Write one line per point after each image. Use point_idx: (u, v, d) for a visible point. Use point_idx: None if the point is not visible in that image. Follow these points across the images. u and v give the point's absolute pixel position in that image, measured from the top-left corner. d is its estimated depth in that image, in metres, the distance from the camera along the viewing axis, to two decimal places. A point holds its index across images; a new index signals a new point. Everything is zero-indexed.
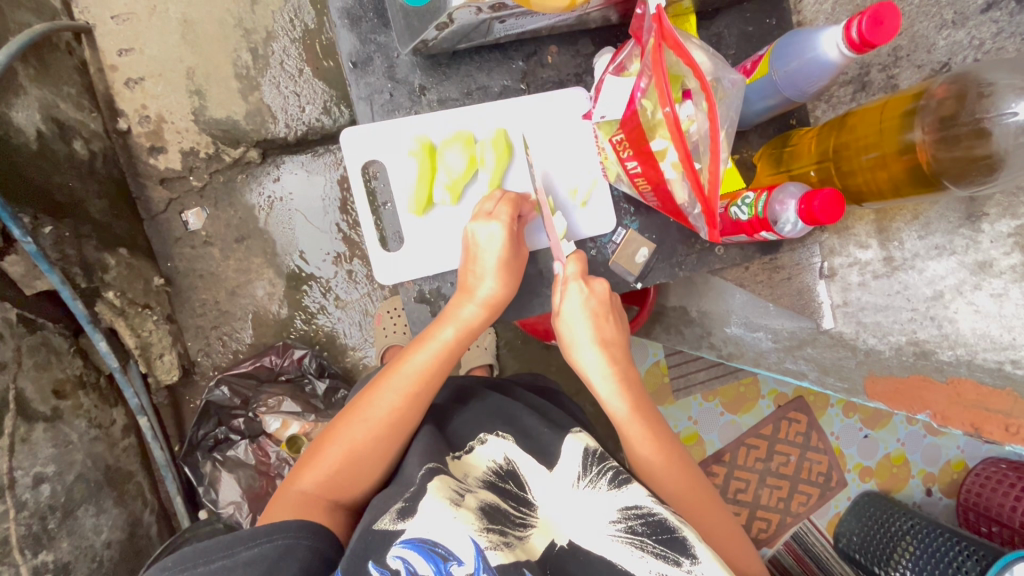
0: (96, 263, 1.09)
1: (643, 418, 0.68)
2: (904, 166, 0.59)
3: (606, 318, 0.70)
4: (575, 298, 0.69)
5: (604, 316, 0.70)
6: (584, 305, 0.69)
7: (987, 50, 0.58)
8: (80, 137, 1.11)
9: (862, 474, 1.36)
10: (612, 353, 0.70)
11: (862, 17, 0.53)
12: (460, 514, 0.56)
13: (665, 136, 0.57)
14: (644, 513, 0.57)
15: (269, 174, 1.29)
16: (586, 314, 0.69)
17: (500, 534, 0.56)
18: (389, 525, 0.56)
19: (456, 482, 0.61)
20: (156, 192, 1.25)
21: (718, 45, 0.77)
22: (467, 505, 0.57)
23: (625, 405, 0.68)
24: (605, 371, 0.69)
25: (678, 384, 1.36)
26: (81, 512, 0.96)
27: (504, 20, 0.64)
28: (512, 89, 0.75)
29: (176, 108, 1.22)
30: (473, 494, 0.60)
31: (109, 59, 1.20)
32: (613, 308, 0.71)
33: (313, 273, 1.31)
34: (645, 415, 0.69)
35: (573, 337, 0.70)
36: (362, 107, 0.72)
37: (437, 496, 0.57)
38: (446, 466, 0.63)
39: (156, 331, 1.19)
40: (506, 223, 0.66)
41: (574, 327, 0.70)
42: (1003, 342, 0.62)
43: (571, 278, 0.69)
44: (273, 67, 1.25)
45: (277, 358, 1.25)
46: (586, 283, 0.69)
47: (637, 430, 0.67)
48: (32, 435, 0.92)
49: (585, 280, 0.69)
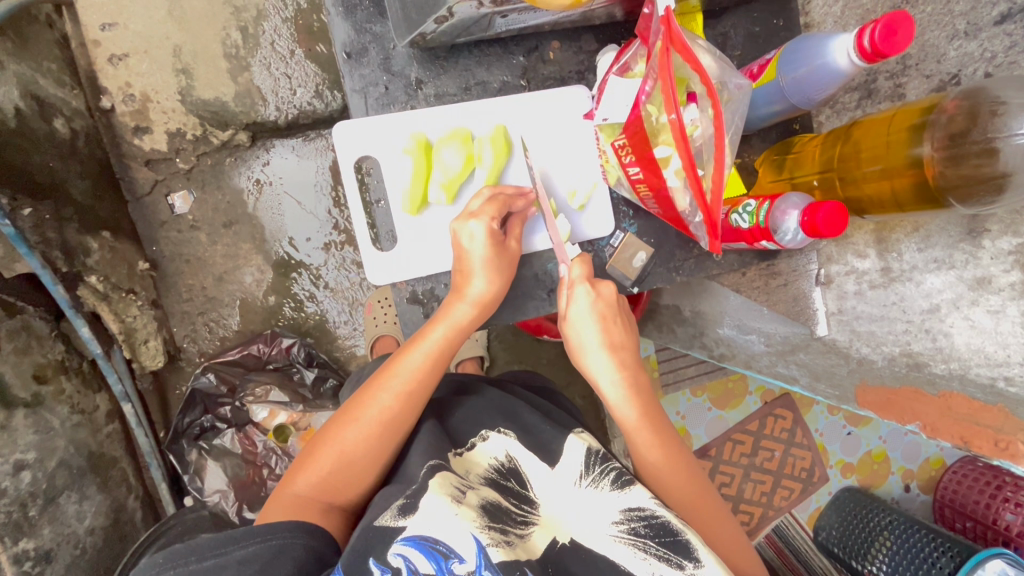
0: (78, 247, 1.05)
1: (652, 425, 0.66)
2: (910, 180, 0.57)
3: (614, 321, 0.69)
4: (582, 301, 0.68)
5: (613, 319, 0.69)
6: (592, 309, 0.67)
7: (999, 64, 0.55)
8: (62, 115, 1.07)
9: (844, 470, 1.38)
10: (621, 357, 0.68)
11: (875, 25, 0.51)
12: (461, 511, 0.55)
13: (668, 142, 0.56)
14: (646, 515, 0.56)
15: (259, 157, 1.25)
16: (594, 317, 0.67)
17: (501, 532, 0.55)
18: (390, 521, 0.55)
19: (457, 479, 0.59)
20: (141, 174, 1.21)
21: (724, 46, 0.75)
22: (469, 501, 0.57)
23: (633, 412, 0.67)
24: (614, 376, 0.68)
25: (668, 379, 1.37)
26: (63, 499, 0.94)
27: (506, 15, 0.62)
28: (512, 85, 0.72)
29: (162, 87, 1.18)
30: (474, 491, 0.59)
31: (92, 33, 1.15)
32: (619, 311, 0.69)
33: (302, 260, 1.28)
34: (654, 422, 0.67)
35: (581, 342, 0.68)
36: (356, 99, 0.69)
37: (438, 493, 0.56)
38: (448, 463, 0.62)
39: (140, 316, 1.16)
40: (488, 222, 0.65)
41: (582, 332, 0.68)
42: (998, 359, 0.62)
43: (576, 281, 0.67)
44: (263, 47, 1.20)
45: (265, 346, 1.22)
46: (593, 286, 0.67)
47: (644, 437, 0.66)
48: (13, 422, 0.90)
49: (591, 283, 0.68)
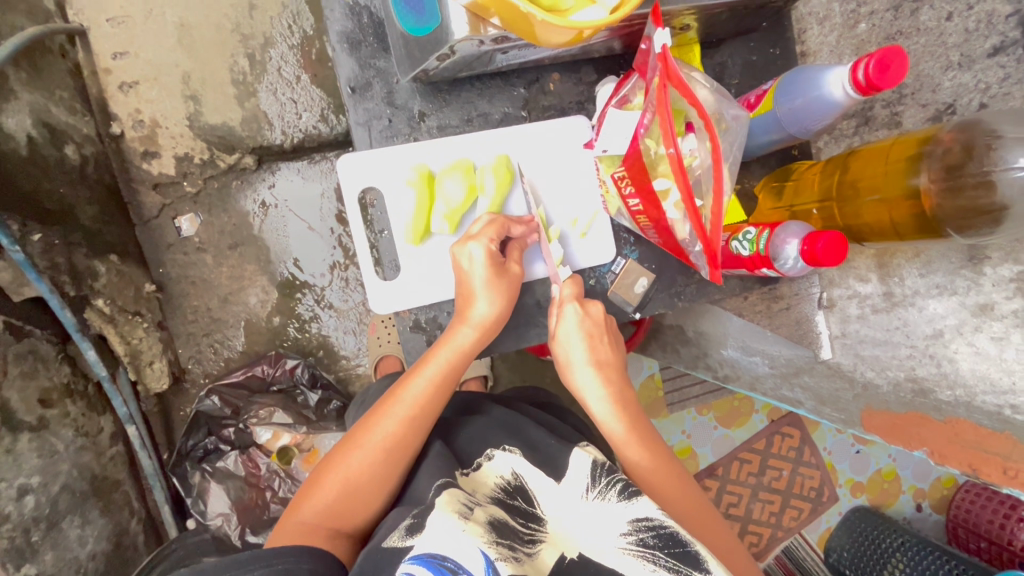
0: (86, 271, 1.06)
1: (641, 439, 0.66)
2: (909, 210, 0.58)
3: (601, 338, 0.69)
4: (570, 319, 0.68)
5: (600, 336, 0.69)
6: (579, 326, 0.68)
7: (993, 95, 0.56)
8: (72, 141, 1.09)
9: (853, 490, 1.36)
10: (609, 374, 0.69)
11: (870, 59, 0.52)
12: (469, 527, 0.53)
13: (667, 175, 0.56)
14: (655, 525, 0.54)
15: (264, 179, 1.27)
16: (582, 335, 0.68)
17: (508, 548, 0.53)
18: (398, 542, 0.55)
19: (465, 496, 0.59)
20: (149, 198, 1.23)
21: (722, 75, 0.76)
22: (476, 518, 0.55)
23: (622, 427, 0.67)
24: (601, 392, 0.68)
25: (673, 398, 1.35)
26: (66, 524, 0.94)
27: (507, 51, 0.63)
28: (513, 116, 0.74)
29: (172, 113, 1.21)
30: (482, 508, 0.58)
31: (103, 62, 1.18)
32: (608, 329, 0.70)
33: (307, 281, 1.29)
34: (643, 436, 0.67)
35: (568, 358, 0.69)
36: (360, 132, 0.71)
37: (445, 510, 0.55)
38: (456, 482, 0.62)
39: (146, 338, 1.17)
40: (487, 244, 0.65)
41: (569, 349, 0.69)
42: (1003, 386, 0.61)
43: (565, 300, 0.68)
44: (270, 73, 1.23)
45: (269, 368, 1.23)
46: (580, 305, 0.68)
47: (633, 451, 0.65)
48: (17, 446, 0.90)
49: (580, 302, 0.69)
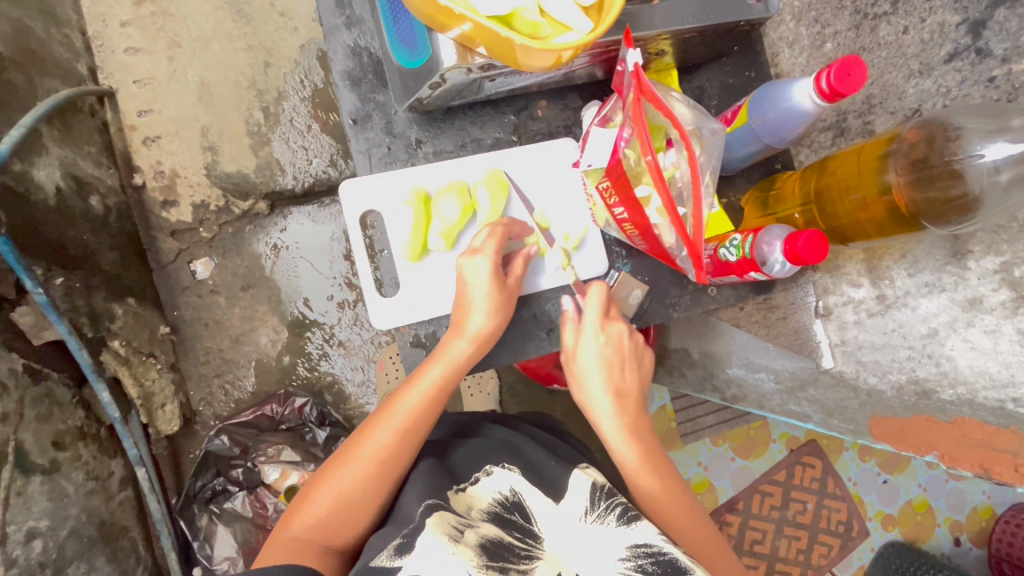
0: (104, 313, 1.11)
1: (654, 468, 0.67)
2: (885, 207, 0.60)
3: (620, 364, 0.70)
4: (591, 342, 0.69)
5: (619, 362, 0.70)
6: (600, 351, 0.69)
7: (954, 97, 0.59)
8: (97, 193, 1.16)
9: (885, 523, 1.30)
10: (624, 400, 0.69)
11: (830, 69, 0.55)
12: (459, 551, 0.53)
13: (649, 183, 0.59)
14: (654, 551, 0.54)
15: (276, 224, 1.33)
16: (601, 359, 0.69)
17: (500, 571, 0.53)
18: (386, 562, 0.54)
19: (456, 518, 0.58)
20: (167, 244, 1.29)
21: (700, 97, 0.81)
22: (467, 541, 0.55)
23: (636, 455, 0.67)
24: (616, 418, 0.68)
25: (687, 428, 1.33)
26: (71, 570, 0.93)
27: (494, 79, 0.68)
28: (505, 141, 0.78)
29: (190, 163, 1.28)
30: (474, 529, 0.57)
31: (129, 119, 1.27)
32: (627, 355, 0.70)
33: (316, 319, 1.32)
34: (656, 465, 0.67)
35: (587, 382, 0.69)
36: (361, 159, 0.75)
37: (435, 532, 0.55)
38: (448, 502, 0.61)
39: (158, 380, 1.19)
40: (492, 256, 0.67)
41: (587, 373, 0.69)
42: (1002, 380, 0.61)
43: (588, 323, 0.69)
44: (283, 123, 1.31)
45: (278, 407, 1.24)
46: (603, 329, 0.69)
47: (648, 480, 0.66)
48: (29, 488, 0.91)
49: (602, 325, 0.69)
